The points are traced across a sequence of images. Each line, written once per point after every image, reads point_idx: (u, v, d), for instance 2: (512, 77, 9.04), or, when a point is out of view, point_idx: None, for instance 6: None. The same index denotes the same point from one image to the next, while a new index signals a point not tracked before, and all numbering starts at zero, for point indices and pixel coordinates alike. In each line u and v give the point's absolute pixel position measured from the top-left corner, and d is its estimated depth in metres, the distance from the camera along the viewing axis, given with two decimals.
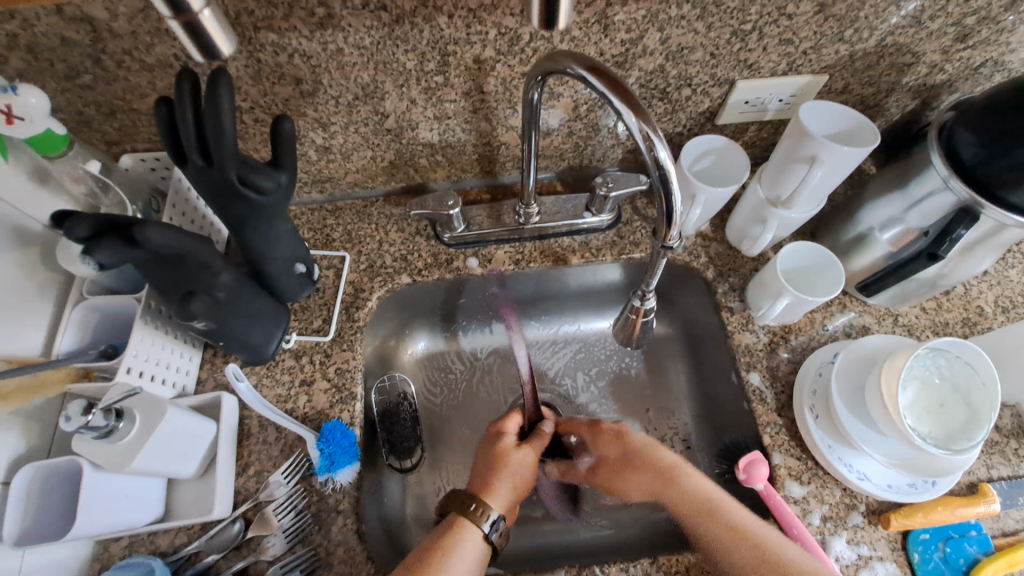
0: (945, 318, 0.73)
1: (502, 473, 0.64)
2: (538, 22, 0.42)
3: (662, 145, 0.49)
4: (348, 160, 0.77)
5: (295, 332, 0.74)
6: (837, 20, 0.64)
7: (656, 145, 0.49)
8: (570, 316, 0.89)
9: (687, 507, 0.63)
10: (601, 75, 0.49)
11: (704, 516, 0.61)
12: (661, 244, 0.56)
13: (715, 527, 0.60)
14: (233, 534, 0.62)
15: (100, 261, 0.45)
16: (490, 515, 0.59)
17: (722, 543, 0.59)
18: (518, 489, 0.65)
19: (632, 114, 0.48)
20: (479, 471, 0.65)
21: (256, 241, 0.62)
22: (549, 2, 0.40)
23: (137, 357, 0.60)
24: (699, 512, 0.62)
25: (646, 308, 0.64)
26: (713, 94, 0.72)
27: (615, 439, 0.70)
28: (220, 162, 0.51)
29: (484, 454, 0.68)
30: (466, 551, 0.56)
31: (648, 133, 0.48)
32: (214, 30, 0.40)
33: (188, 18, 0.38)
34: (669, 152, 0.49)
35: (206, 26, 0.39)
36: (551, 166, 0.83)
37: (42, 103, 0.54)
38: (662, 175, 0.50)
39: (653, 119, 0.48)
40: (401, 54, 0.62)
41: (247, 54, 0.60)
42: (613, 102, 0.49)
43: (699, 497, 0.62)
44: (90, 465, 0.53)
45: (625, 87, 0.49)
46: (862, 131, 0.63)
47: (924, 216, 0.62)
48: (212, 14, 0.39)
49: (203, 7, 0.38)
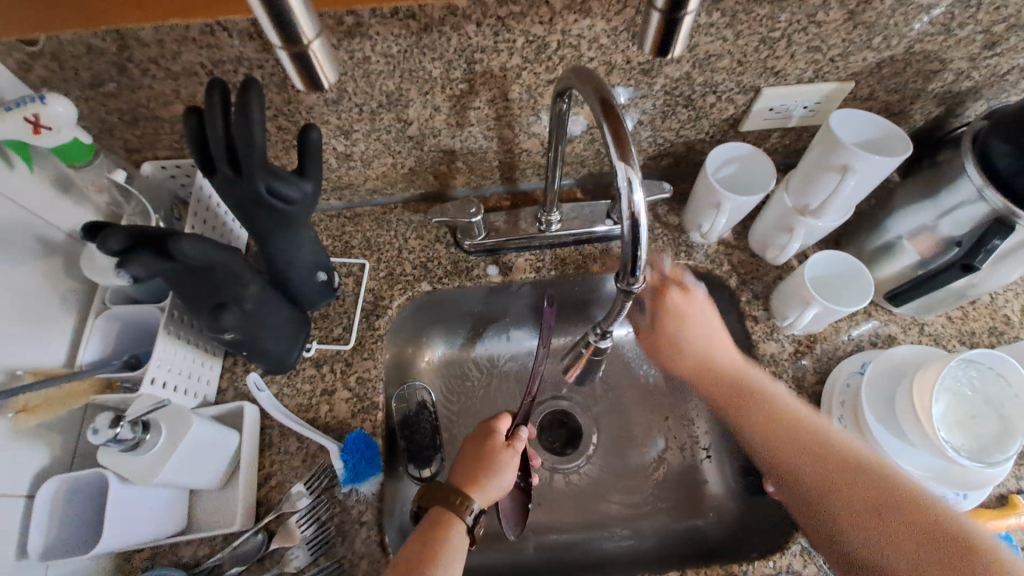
0: (971, 327, 0.73)
1: (487, 468, 0.61)
2: (651, 47, 0.41)
3: (639, 188, 0.45)
4: (368, 167, 0.76)
5: (315, 341, 0.74)
6: (866, 28, 0.63)
7: (631, 189, 0.45)
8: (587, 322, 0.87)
9: (773, 422, 0.63)
10: (602, 102, 0.47)
11: (783, 438, 0.62)
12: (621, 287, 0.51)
13: (811, 443, 0.61)
14: (256, 545, 0.61)
15: (134, 274, 0.46)
16: (473, 507, 0.58)
17: (805, 466, 0.60)
18: (500, 485, 0.61)
19: (616, 149, 0.45)
20: (462, 466, 0.62)
21: (281, 250, 0.61)
22: (667, 37, 0.40)
23: (160, 367, 0.60)
24: (786, 428, 0.62)
25: (603, 345, 0.59)
26: (737, 101, 0.72)
27: (706, 330, 0.70)
28: (249, 172, 0.51)
29: (468, 449, 0.64)
30: (449, 546, 0.55)
31: (628, 173, 0.45)
32: (322, 62, 0.39)
33: (300, 50, 0.37)
34: (643, 194, 0.45)
35: (317, 58, 0.38)
36: (571, 173, 0.83)
37: (69, 112, 0.53)
38: (631, 219, 0.46)
39: (633, 156, 0.45)
40: (428, 62, 0.62)
41: (274, 62, 0.60)
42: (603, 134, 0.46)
43: (793, 414, 0.63)
44: (116, 477, 0.53)
45: (617, 115, 0.46)
46: (893, 141, 0.63)
47: (955, 226, 0.61)
48: (322, 45, 0.38)
49: (315, 37, 0.37)
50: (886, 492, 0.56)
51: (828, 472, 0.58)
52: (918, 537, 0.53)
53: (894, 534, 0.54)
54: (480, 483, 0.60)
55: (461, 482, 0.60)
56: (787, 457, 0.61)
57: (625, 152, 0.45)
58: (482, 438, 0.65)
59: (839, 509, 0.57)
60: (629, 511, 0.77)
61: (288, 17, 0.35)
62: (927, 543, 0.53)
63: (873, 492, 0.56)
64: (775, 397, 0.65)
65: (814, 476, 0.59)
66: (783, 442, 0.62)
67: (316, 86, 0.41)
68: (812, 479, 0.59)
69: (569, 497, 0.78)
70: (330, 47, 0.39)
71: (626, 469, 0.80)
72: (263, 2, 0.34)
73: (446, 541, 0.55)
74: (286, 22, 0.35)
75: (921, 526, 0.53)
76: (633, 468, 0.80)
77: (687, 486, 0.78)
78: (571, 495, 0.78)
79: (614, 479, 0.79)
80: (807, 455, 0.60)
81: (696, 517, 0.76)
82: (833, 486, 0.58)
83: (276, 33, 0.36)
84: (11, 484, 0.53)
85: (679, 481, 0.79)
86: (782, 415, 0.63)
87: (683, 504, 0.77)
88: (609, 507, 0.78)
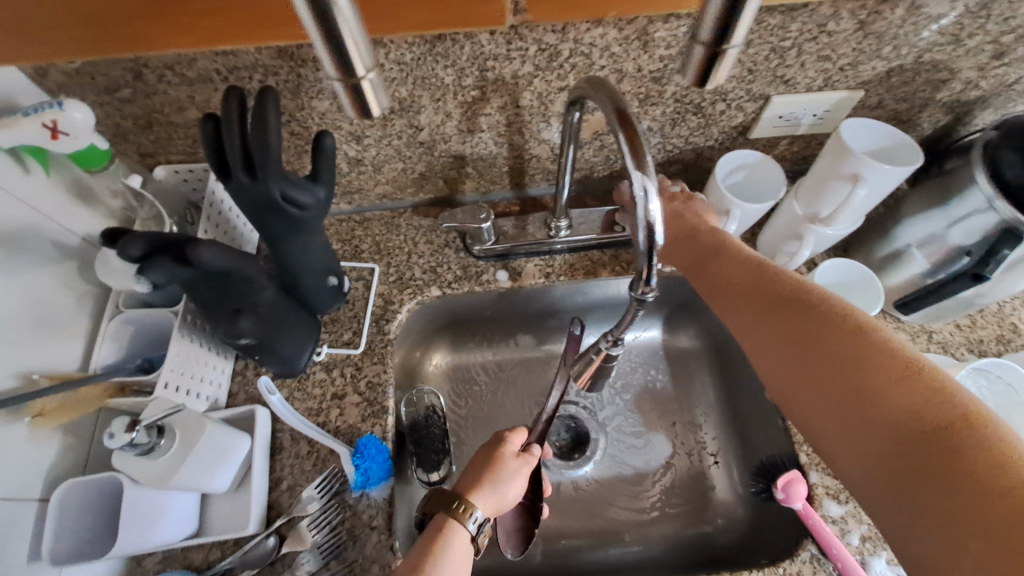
0: (979, 335, 0.73)
1: (494, 476, 0.58)
2: (693, 75, 0.43)
3: (655, 197, 0.45)
4: (379, 172, 0.77)
5: (326, 345, 0.74)
6: (876, 38, 0.64)
7: (648, 196, 0.45)
8: (594, 326, 0.88)
9: (768, 280, 0.57)
10: (618, 113, 0.47)
11: (757, 274, 0.58)
12: (634, 296, 0.51)
13: (782, 285, 0.56)
14: (267, 549, 0.62)
15: (153, 281, 0.46)
16: (477, 515, 0.54)
17: (769, 302, 0.56)
18: (507, 495, 0.57)
19: (632, 157, 0.46)
20: (468, 473, 0.59)
21: (294, 255, 0.61)
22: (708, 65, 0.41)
23: (173, 371, 0.60)
24: (771, 283, 0.56)
25: (615, 353, 0.59)
26: (747, 108, 0.72)
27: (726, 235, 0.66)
28: (264, 178, 0.51)
29: (476, 457, 0.61)
30: (451, 556, 0.51)
31: (644, 182, 0.45)
32: (372, 93, 0.41)
33: (354, 83, 0.39)
34: (660, 203, 0.46)
35: (367, 89, 0.40)
36: (580, 179, 0.83)
37: (87, 118, 0.54)
38: (647, 227, 0.46)
39: (649, 167, 0.46)
40: (441, 69, 0.62)
41: (289, 69, 0.60)
42: (619, 144, 0.47)
43: (768, 269, 0.58)
44: (130, 481, 0.54)
45: (631, 124, 0.46)
46: (902, 150, 0.64)
47: (965, 235, 0.61)
48: (373, 78, 0.40)
49: (368, 71, 0.39)
50: (879, 362, 0.46)
51: (798, 335, 0.52)
52: (895, 396, 0.44)
53: (885, 387, 0.45)
54: (486, 490, 0.57)
55: (466, 489, 0.57)
56: (784, 324, 0.53)
57: (642, 160, 0.46)
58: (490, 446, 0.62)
59: (799, 365, 0.51)
60: (637, 516, 0.77)
61: (345, 49, 0.36)
62: (915, 394, 0.44)
63: (860, 334, 0.48)
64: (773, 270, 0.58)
65: (775, 348, 0.53)
66: (756, 279, 0.58)
67: (366, 114, 0.42)
68: (836, 353, 0.49)
69: (578, 503, 0.78)
70: (379, 77, 0.41)
71: (634, 474, 0.80)
72: (323, 37, 0.35)
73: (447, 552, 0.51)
74: (344, 55, 0.37)
75: (896, 401, 0.44)
76: (640, 474, 0.80)
77: (695, 491, 0.78)
78: (579, 500, 0.78)
79: (622, 485, 0.79)
80: (769, 289, 0.56)
81: (704, 523, 0.76)
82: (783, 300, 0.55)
83: (333, 66, 0.38)
84: (25, 488, 0.53)
85: (687, 486, 0.79)
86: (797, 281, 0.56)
87: (691, 510, 0.77)
88: (617, 512, 0.78)
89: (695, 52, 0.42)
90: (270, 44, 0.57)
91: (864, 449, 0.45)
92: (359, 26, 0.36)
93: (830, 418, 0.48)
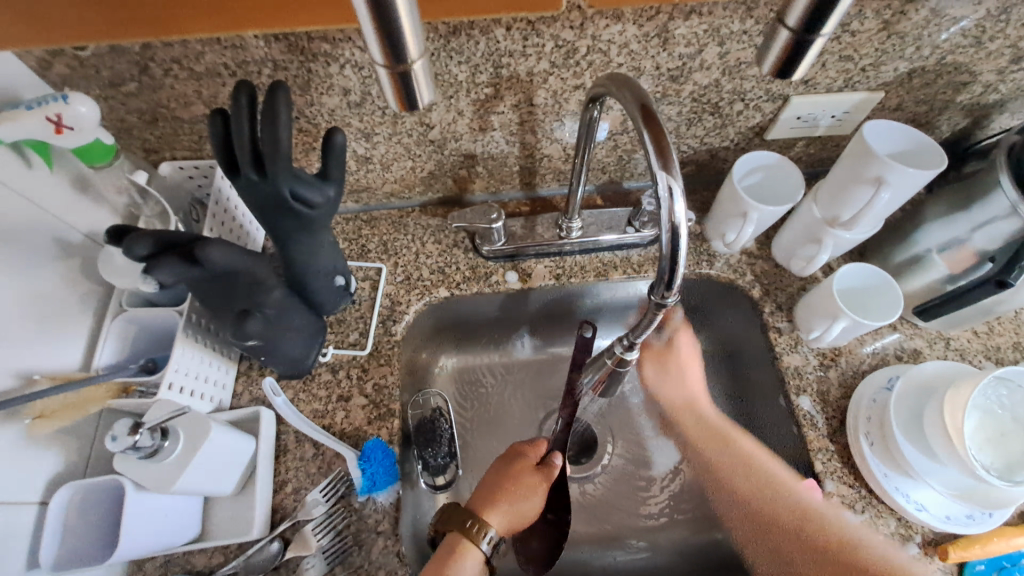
0: (997, 342, 0.71)
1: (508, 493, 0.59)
2: (772, 66, 0.42)
3: (680, 197, 0.44)
4: (387, 170, 0.75)
5: (331, 346, 0.73)
6: (900, 38, 0.62)
7: (672, 197, 0.44)
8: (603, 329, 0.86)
9: (746, 480, 0.68)
10: (644, 111, 0.46)
11: (723, 454, 0.71)
12: (655, 300, 0.50)
13: (744, 471, 0.68)
14: (271, 554, 0.60)
15: (160, 279, 0.45)
16: (489, 535, 0.56)
17: (734, 462, 0.69)
18: (519, 512, 0.59)
19: (656, 156, 0.45)
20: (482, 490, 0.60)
21: (301, 254, 0.60)
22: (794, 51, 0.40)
23: (177, 372, 0.59)
24: (727, 450, 0.70)
25: (630, 357, 0.58)
26: (765, 109, 0.71)
27: (681, 368, 0.76)
28: (274, 176, 0.50)
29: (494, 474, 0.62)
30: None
31: (669, 183, 0.44)
32: (421, 81, 0.39)
33: (404, 69, 0.37)
34: (685, 207, 0.45)
35: (417, 76, 0.39)
36: (592, 179, 0.82)
37: (92, 112, 0.52)
38: (671, 230, 0.45)
39: (676, 167, 0.44)
40: (455, 66, 0.61)
41: (299, 64, 0.59)
42: (645, 143, 0.45)
43: (724, 432, 0.71)
44: (133, 484, 0.52)
45: (659, 122, 0.45)
46: (928, 153, 0.62)
47: (989, 240, 0.61)
48: (424, 64, 0.39)
49: (419, 57, 0.38)
50: (794, 525, 0.62)
51: (764, 506, 0.65)
52: (807, 543, 0.60)
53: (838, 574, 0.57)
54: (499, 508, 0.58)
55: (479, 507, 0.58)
56: (751, 498, 0.67)
57: (666, 158, 0.44)
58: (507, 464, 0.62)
59: (778, 542, 0.65)
60: (646, 522, 0.76)
61: (397, 37, 0.35)
62: (802, 527, 0.61)
63: (791, 511, 0.62)
64: (729, 441, 0.70)
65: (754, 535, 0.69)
66: (723, 455, 0.71)
67: (411, 103, 0.41)
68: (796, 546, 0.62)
69: (585, 508, 0.77)
70: (430, 66, 0.40)
71: (643, 480, 0.79)
72: (378, 25, 0.34)
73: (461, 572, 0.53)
74: (395, 44, 0.36)
75: (813, 525, 0.60)
76: (649, 480, 0.79)
77: (704, 498, 0.77)
78: (587, 506, 0.77)
79: (630, 490, 0.78)
80: (743, 479, 0.68)
81: (713, 530, 0.75)
82: (773, 524, 0.65)
83: (383, 53, 0.36)
84: (24, 490, 0.52)
85: (696, 492, 0.78)
86: (774, 487, 0.64)
87: (700, 517, 0.76)
88: (626, 518, 0.76)
89: (782, 31, 0.39)
90: (281, 38, 0.56)
91: (807, 566, 0.60)
92: (415, 13, 0.35)
93: (775, 537, 0.65)
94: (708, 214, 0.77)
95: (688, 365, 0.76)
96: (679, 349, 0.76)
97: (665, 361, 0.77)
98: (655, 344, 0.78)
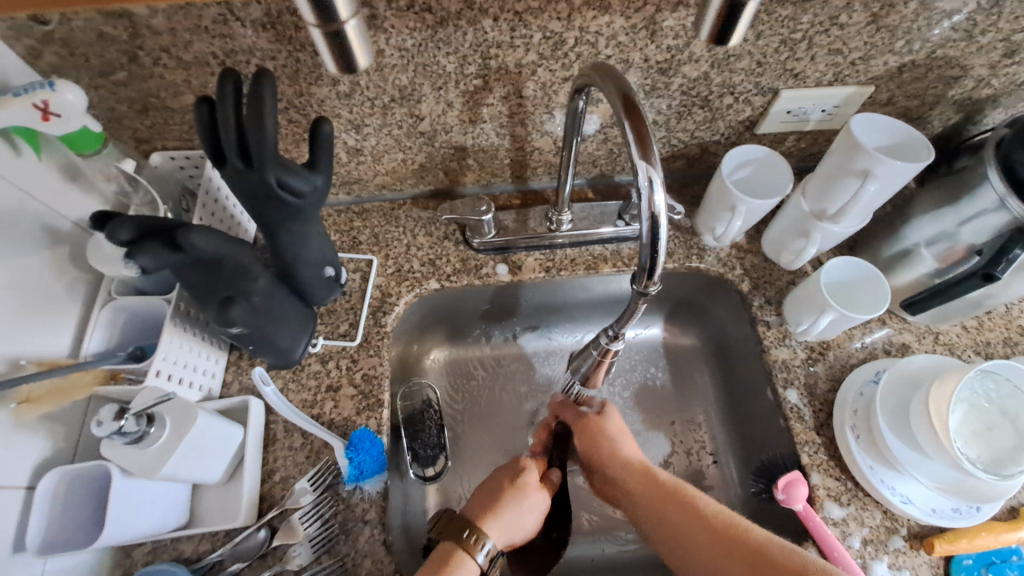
0: (986, 337, 0.71)
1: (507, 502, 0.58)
2: (709, 32, 0.42)
3: (660, 187, 0.45)
4: (378, 162, 0.75)
5: (322, 336, 0.73)
6: (889, 32, 0.62)
7: (652, 187, 0.44)
8: (587, 321, 0.87)
9: (640, 493, 0.60)
10: (626, 100, 0.46)
11: (621, 479, 0.62)
12: (637, 290, 0.50)
13: (644, 490, 0.60)
14: (258, 542, 0.60)
15: (142, 264, 0.46)
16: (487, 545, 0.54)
17: (641, 499, 0.60)
18: (518, 520, 0.58)
19: (636, 146, 0.45)
20: (478, 500, 0.60)
21: (289, 244, 0.60)
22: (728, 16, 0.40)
23: (165, 360, 0.59)
24: (666, 505, 0.58)
25: (616, 349, 0.58)
26: (755, 102, 0.71)
27: (608, 442, 0.64)
28: (260, 164, 0.50)
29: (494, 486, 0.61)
30: None
31: (649, 173, 0.44)
32: (356, 42, 0.40)
33: (336, 28, 0.38)
34: (665, 195, 0.45)
35: (350, 36, 0.39)
36: (583, 172, 0.82)
37: (78, 100, 0.52)
38: (652, 218, 0.45)
39: (655, 157, 0.45)
40: (443, 57, 0.61)
41: (287, 54, 0.59)
42: (625, 132, 0.46)
43: (638, 464, 0.62)
44: (119, 470, 0.53)
45: (639, 111, 0.45)
46: (915, 146, 0.62)
47: (976, 233, 0.61)
48: (357, 25, 0.39)
49: (350, 17, 0.38)
50: (692, 519, 0.56)
51: (668, 530, 0.57)
52: (717, 548, 0.53)
53: None
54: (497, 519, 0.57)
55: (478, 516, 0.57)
56: (647, 518, 0.59)
57: (646, 149, 0.45)
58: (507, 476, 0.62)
59: None
60: None
61: None
62: (699, 530, 0.55)
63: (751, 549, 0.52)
64: (654, 480, 0.60)
65: None
66: (632, 486, 0.61)
67: (349, 67, 0.41)
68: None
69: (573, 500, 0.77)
70: (364, 28, 0.40)
71: None
72: None
73: None
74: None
75: (717, 537, 0.54)
76: None
77: None
78: (575, 498, 0.77)
79: None
80: (648, 496, 0.59)
81: None
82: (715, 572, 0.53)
83: (311, 9, 0.37)
84: (11, 475, 0.52)
85: None
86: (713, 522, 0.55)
87: None
88: (614, 511, 0.77)
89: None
90: (268, 27, 0.56)
91: None
92: None
93: (658, 537, 0.57)
94: (699, 208, 0.77)
95: (611, 428, 0.65)
96: (601, 441, 0.64)
97: (593, 446, 0.64)
98: (588, 416, 0.66)
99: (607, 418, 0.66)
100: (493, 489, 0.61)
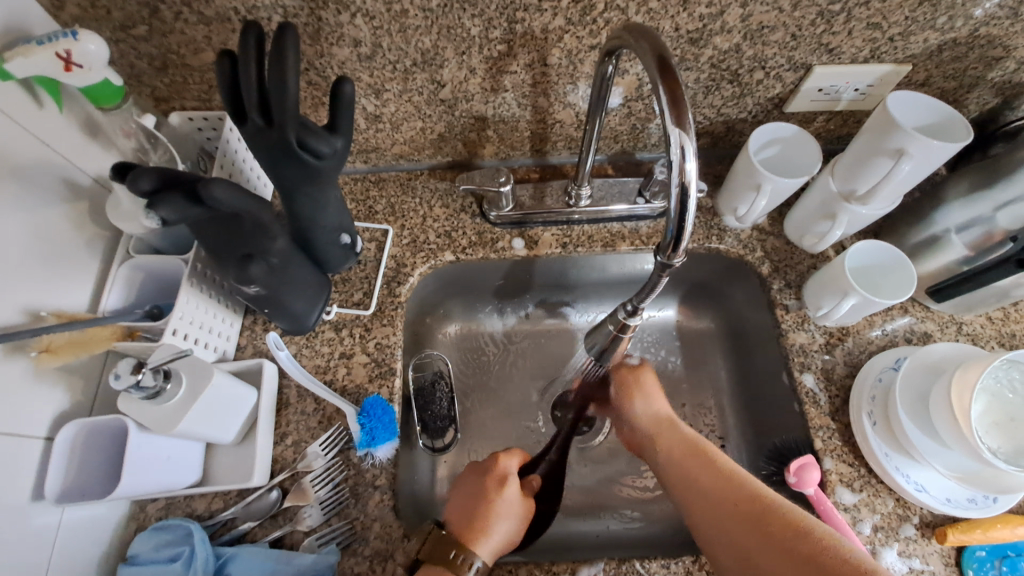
0: (1012, 329, 0.70)
1: (491, 520, 0.59)
2: None
3: (692, 156, 0.44)
4: (397, 130, 0.74)
5: (335, 304, 0.73)
6: (932, 6, 0.60)
7: (684, 156, 0.43)
8: (596, 299, 0.86)
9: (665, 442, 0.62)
10: (660, 64, 0.45)
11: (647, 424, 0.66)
12: (661, 260, 0.48)
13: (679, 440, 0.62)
14: (270, 502, 0.61)
15: (163, 216, 0.46)
16: (477, 563, 0.55)
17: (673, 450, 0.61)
18: (504, 540, 0.59)
19: (670, 111, 0.44)
20: (469, 505, 0.61)
21: (306, 209, 0.59)
22: None
23: (182, 319, 0.59)
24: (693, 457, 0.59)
25: (634, 324, 0.57)
26: (786, 78, 0.68)
27: (644, 401, 0.68)
28: (280, 122, 0.48)
29: (464, 473, 0.66)
30: (494, 536, 0.58)
31: (683, 141, 0.43)
32: None
33: None
34: (697, 163, 0.44)
35: None
36: (604, 148, 0.80)
37: (101, 50, 0.51)
38: (681, 187, 0.44)
39: (691, 126, 0.44)
40: (468, 20, 0.60)
41: (309, 12, 0.58)
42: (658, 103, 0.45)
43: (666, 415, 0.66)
44: (136, 424, 0.53)
45: (673, 72, 0.44)
46: (953, 126, 0.60)
47: (1014, 219, 0.61)
48: None
49: None
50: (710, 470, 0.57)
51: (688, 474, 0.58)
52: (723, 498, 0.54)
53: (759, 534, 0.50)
54: (487, 538, 0.58)
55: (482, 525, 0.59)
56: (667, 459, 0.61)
57: (680, 115, 0.44)
58: (478, 471, 0.65)
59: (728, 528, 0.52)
60: (641, 494, 0.76)
61: None
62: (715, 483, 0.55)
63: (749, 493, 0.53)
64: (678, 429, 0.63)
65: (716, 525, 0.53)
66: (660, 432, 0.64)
67: None
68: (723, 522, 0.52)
69: (581, 476, 0.77)
70: None
71: None
72: None
73: (497, 541, 0.58)
74: None
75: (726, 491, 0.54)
76: None
77: None
78: (582, 474, 0.77)
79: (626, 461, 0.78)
80: (675, 445, 0.61)
81: None
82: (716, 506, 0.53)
83: None
84: (30, 425, 0.53)
85: None
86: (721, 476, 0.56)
87: None
88: (621, 489, 0.77)
89: None
90: None
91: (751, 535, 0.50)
92: None
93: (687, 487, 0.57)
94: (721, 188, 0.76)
95: (649, 382, 0.69)
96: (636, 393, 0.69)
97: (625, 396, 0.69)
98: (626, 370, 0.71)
99: (641, 374, 0.70)
100: (478, 487, 0.63)
